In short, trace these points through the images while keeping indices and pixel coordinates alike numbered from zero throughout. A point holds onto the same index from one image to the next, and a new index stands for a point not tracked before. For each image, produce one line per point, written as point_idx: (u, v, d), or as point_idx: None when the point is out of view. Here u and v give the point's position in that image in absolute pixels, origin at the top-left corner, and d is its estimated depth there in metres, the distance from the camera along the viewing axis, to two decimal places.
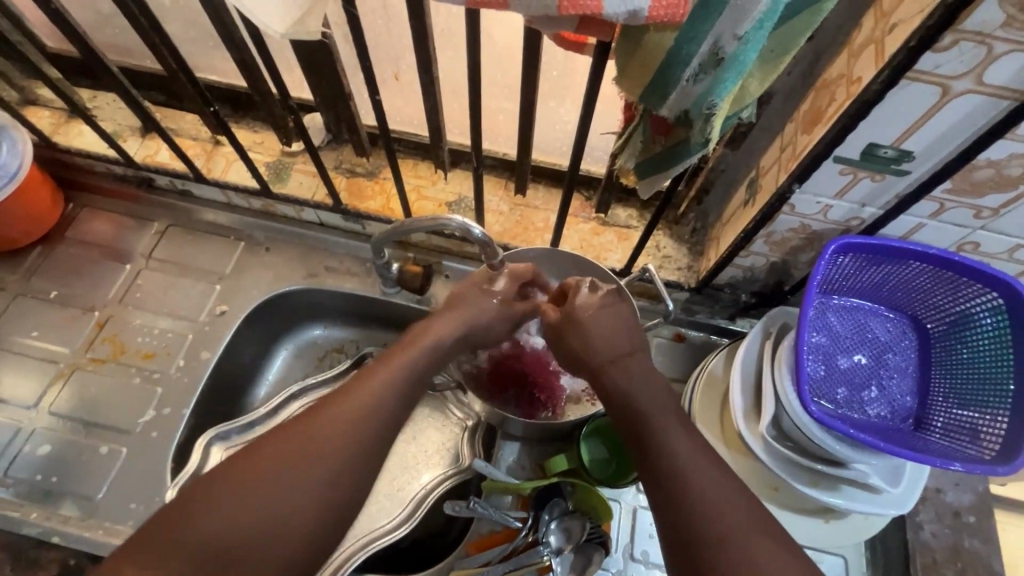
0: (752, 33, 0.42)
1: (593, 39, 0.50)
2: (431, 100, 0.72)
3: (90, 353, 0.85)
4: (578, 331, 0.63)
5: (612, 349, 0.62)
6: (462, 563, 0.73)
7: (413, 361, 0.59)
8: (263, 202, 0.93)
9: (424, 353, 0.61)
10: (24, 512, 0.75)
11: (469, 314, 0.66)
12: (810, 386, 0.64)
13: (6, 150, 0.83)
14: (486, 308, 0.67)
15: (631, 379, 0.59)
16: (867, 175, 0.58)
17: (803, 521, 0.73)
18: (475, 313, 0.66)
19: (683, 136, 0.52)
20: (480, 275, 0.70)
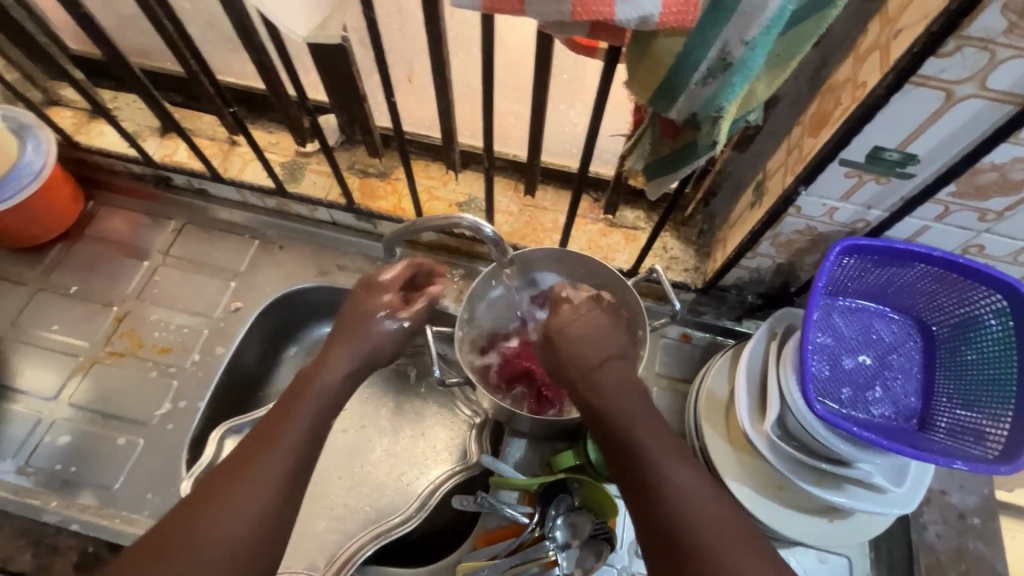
0: (759, 38, 0.43)
1: (603, 43, 0.51)
2: (444, 103, 0.74)
3: (108, 347, 0.87)
4: (565, 342, 0.64)
5: (589, 357, 0.62)
6: (469, 557, 0.74)
7: (332, 385, 0.63)
8: (277, 202, 0.95)
9: (328, 388, 0.63)
10: (44, 500, 0.77)
11: (370, 338, 0.67)
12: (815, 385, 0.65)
13: (31, 148, 0.85)
14: (387, 330, 0.68)
15: (608, 393, 0.60)
16: (872, 178, 0.59)
17: (808, 520, 0.73)
18: (376, 336, 0.67)
19: (691, 139, 0.53)
20: (362, 301, 0.69)
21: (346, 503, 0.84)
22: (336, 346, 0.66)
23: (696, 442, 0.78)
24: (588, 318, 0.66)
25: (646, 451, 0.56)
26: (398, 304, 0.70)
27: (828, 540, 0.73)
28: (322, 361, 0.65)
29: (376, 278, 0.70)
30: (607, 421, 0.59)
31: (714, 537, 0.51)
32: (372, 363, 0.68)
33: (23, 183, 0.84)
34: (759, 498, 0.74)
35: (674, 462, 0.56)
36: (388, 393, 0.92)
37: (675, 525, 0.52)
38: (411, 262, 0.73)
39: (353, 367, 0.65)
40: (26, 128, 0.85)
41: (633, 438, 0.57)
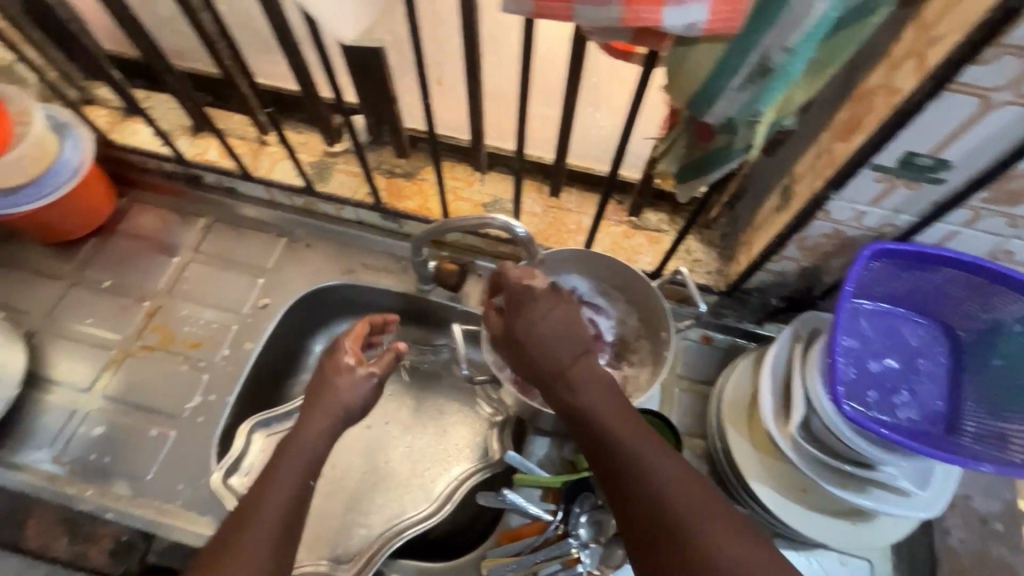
0: (801, 45, 0.44)
1: (640, 48, 0.52)
2: (474, 105, 0.75)
3: (140, 340, 0.89)
4: (535, 342, 0.60)
5: (561, 355, 0.59)
6: (494, 552, 0.75)
7: (324, 421, 0.65)
8: (304, 200, 0.96)
9: (325, 417, 0.66)
10: (79, 488, 0.79)
11: (342, 393, 0.68)
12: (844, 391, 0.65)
13: (70, 147, 0.87)
14: (359, 383, 0.69)
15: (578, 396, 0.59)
16: (903, 183, 0.60)
17: (832, 523, 0.74)
18: (348, 390, 0.68)
19: (725, 143, 0.54)
20: (325, 365, 0.70)
21: (369, 498, 0.85)
22: (308, 407, 0.67)
23: (719, 443, 0.79)
24: (555, 312, 0.61)
25: (622, 449, 0.56)
26: (361, 357, 0.72)
27: (852, 543, 0.73)
28: (299, 424, 0.65)
29: (337, 342, 0.73)
30: (582, 424, 0.59)
31: (701, 524, 0.52)
32: (349, 413, 0.68)
33: (63, 180, 0.85)
34: (783, 499, 0.74)
35: (651, 453, 0.56)
36: (410, 392, 0.93)
37: (663, 518, 0.53)
38: (365, 322, 0.77)
39: (330, 423, 0.66)
40: (65, 126, 0.87)
41: (608, 437, 0.57)
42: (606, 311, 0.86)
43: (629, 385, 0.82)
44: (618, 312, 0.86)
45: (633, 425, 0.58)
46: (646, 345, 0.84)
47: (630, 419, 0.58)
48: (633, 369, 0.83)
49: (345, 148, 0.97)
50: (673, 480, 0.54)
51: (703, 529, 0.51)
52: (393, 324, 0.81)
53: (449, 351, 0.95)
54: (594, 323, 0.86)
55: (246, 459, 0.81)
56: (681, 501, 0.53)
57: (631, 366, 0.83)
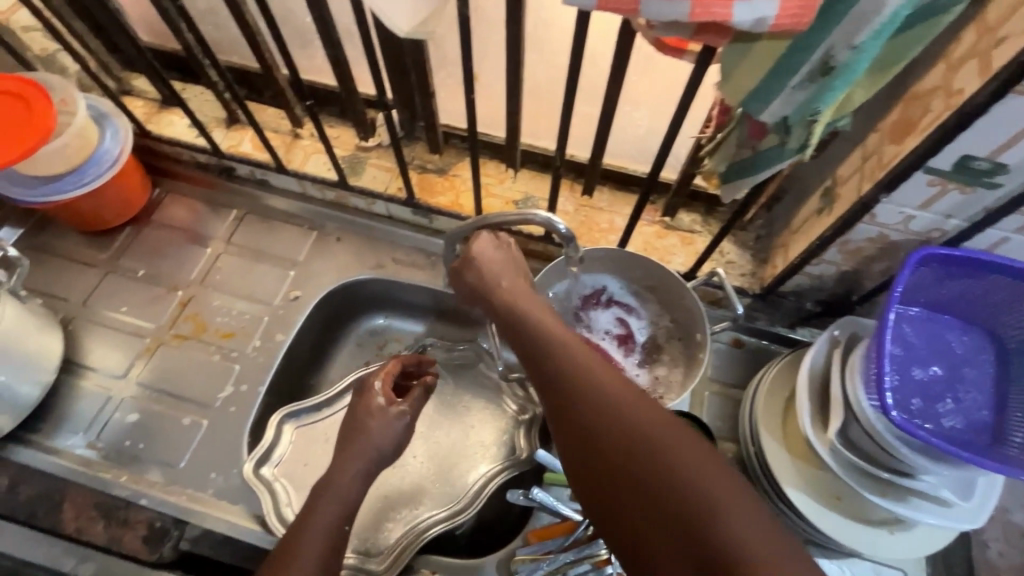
0: (867, 43, 0.43)
1: (694, 45, 0.52)
2: (515, 102, 0.75)
3: (173, 329, 0.90)
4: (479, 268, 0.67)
5: (509, 283, 0.66)
6: (525, 550, 0.75)
7: (358, 463, 0.67)
8: (336, 194, 0.97)
9: (360, 456, 0.67)
10: (114, 474, 0.80)
11: (374, 436, 0.69)
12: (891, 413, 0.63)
13: (110, 136, 0.88)
14: (390, 423, 0.70)
15: (569, 368, 0.53)
16: (956, 187, 0.58)
17: (868, 532, 0.73)
18: (380, 430, 0.69)
19: (777, 142, 0.54)
20: (357, 406, 0.72)
21: (397, 492, 0.85)
22: (343, 451, 0.68)
23: (752, 447, 0.78)
24: (495, 264, 0.68)
25: (619, 419, 0.48)
26: (393, 398, 0.73)
27: (889, 553, 0.72)
28: (334, 468, 0.66)
29: (367, 383, 0.74)
30: (571, 398, 0.51)
31: (717, 500, 0.42)
32: (382, 455, 0.69)
33: (102, 169, 0.86)
34: (818, 506, 0.73)
35: (653, 422, 0.47)
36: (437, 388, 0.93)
37: (669, 494, 0.43)
38: (396, 360, 0.77)
39: (365, 466, 0.67)
40: (104, 116, 0.88)
41: (600, 406, 0.49)
42: (638, 311, 0.85)
43: (661, 387, 0.81)
44: (649, 313, 0.85)
45: (629, 393, 0.50)
46: (678, 347, 0.83)
47: (629, 389, 0.50)
48: (665, 370, 0.83)
49: (378, 142, 0.96)
50: (683, 450, 0.45)
51: (717, 506, 0.42)
52: (427, 363, 0.81)
53: (474, 348, 0.94)
54: (625, 322, 0.85)
55: (276, 451, 0.82)
56: (691, 473, 0.43)
57: (664, 367, 0.83)
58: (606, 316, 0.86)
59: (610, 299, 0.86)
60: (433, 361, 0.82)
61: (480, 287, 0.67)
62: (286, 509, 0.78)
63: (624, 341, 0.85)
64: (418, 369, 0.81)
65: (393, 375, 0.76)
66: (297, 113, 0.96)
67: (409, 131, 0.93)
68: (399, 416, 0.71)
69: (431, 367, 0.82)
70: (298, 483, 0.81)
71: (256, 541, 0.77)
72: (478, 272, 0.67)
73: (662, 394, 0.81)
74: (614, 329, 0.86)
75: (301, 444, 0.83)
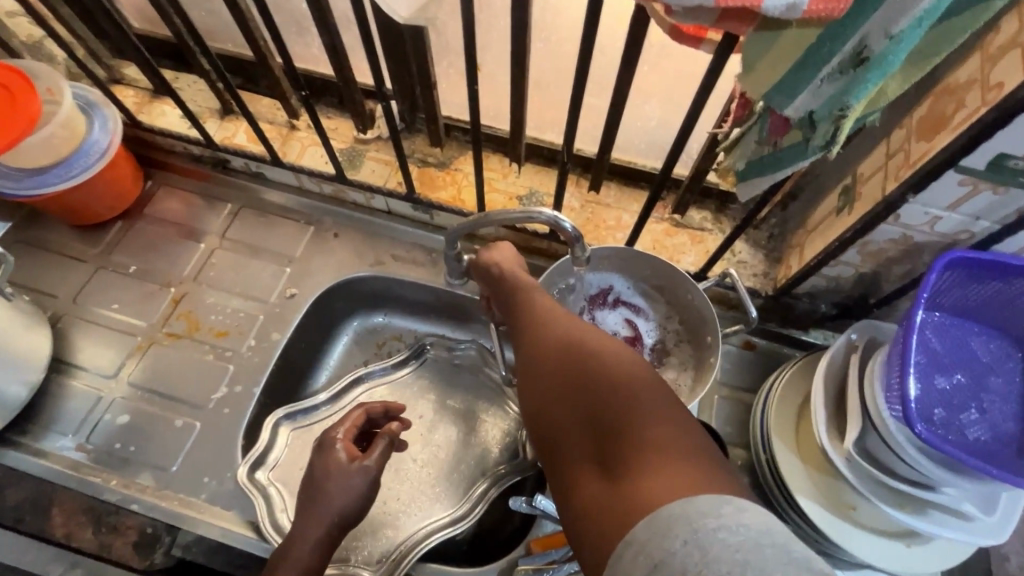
0: (907, 31, 0.40)
1: (714, 33, 0.48)
2: (520, 94, 0.72)
3: (166, 327, 0.87)
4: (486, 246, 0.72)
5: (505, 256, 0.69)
6: (526, 560, 0.72)
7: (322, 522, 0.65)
8: (334, 188, 0.94)
9: (325, 517, 0.65)
10: (104, 478, 0.78)
11: (335, 497, 0.67)
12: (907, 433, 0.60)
13: (98, 127, 0.84)
14: (351, 481, 0.68)
15: (542, 314, 0.59)
16: (988, 187, 0.55)
17: (883, 545, 0.70)
18: (341, 490, 0.67)
19: (802, 138, 0.50)
20: (317, 462, 0.70)
21: (396, 497, 0.83)
22: (309, 512, 0.66)
23: (763, 455, 0.75)
24: (503, 249, 0.70)
25: (572, 344, 0.54)
26: (355, 454, 0.70)
27: (905, 565, 0.70)
28: (292, 536, 0.65)
29: (328, 436, 0.72)
30: (538, 333, 0.57)
31: (647, 406, 0.47)
32: (345, 518, 0.67)
33: (90, 162, 0.83)
34: (832, 517, 0.71)
35: (597, 343, 0.53)
36: (437, 390, 0.90)
37: (605, 400, 0.48)
38: (360, 410, 0.76)
39: (325, 530, 0.65)
40: (92, 105, 0.85)
41: (561, 338, 0.55)
42: (646, 312, 0.82)
43: None
44: (658, 314, 0.82)
45: (591, 329, 0.55)
46: (687, 349, 0.80)
47: (591, 327, 0.56)
48: (674, 374, 0.79)
49: (377, 135, 0.93)
50: (622, 365, 0.50)
51: (645, 410, 0.47)
52: (395, 410, 0.78)
53: (475, 348, 0.91)
54: (633, 323, 0.82)
55: (272, 453, 0.80)
56: (630, 384, 0.48)
57: (673, 370, 0.80)
58: (612, 317, 0.83)
59: (618, 299, 0.83)
60: (401, 409, 0.79)
61: (488, 262, 0.69)
62: (281, 515, 0.76)
63: (631, 343, 0.82)
64: (385, 417, 0.78)
65: (357, 428, 0.75)
66: (293, 104, 0.92)
67: (410, 123, 0.90)
68: (357, 476, 0.68)
69: (398, 414, 0.79)
70: (293, 487, 0.79)
71: (250, 548, 0.74)
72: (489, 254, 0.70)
73: None
74: (622, 330, 0.82)
75: (297, 447, 0.82)
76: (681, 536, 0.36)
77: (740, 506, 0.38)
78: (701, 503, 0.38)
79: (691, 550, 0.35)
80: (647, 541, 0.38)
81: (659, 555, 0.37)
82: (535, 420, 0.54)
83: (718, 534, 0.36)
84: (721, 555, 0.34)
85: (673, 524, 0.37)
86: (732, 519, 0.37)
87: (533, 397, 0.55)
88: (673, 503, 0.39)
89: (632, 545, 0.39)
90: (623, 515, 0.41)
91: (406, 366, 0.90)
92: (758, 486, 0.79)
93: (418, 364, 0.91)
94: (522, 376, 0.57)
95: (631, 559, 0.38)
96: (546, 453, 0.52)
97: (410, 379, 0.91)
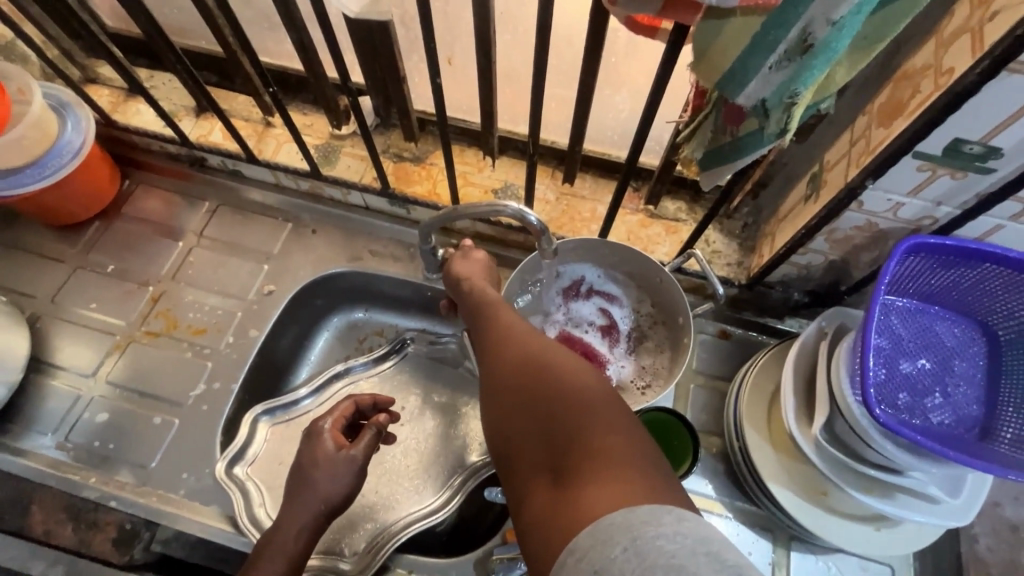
0: (848, 18, 0.40)
1: (667, 23, 0.49)
2: (488, 87, 0.72)
3: (144, 326, 0.88)
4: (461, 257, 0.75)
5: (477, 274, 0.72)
6: (502, 549, 0.73)
7: (308, 516, 0.66)
8: (310, 184, 0.94)
9: (309, 506, 0.67)
10: (83, 475, 0.78)
11: (322, 486, 0.67)
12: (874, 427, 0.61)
13: (71, 126, 0.84)
14: (338, 469, 0.68)
15: (507, 329, 0.61)
16: (946, 172, 0.55)
17: (855, 529, 0.71)
18: (327, 479, 0.68)
19: (757, 127, 0.51)
20: (305, 452, 0.70)
21: (375, 493, 0.83)
22: (290, 504, 0.67)
23: (736, 442, 0.76)
24: (475, 263, 0.74)
25: (532, 358, 0.56)
26: (343, 442, 0.71)
27: (876, 549, 0.70)
28: (282, 519, 0.66)
29: (316, 426, 0.72)
30: (500, 350, 0.59)
31: (599, 420, 0.48)
32: (332, 505, 0.68)
33: (63, 161, 0.83)
34: (803, 502, 0.72)
35: (556, 355, 0.55)
36: (416, 383, 0.91)
37: (559, 415, 0.50)
38: (349, 402, 0.76)
39: (313, 519, 0.66)
40: (65, 106, 0.85)
41: (521, 353, 0.57)
42: (620, 300, 0.83)
43: (648, 376, 0.79)
44: (632, 300, 0.82)
45: (550, 345, 0.57)
46: (662, 332, 0.81)
47: (551, 343, 0.58)
48: (651, 359, 0.80)
49: (352, 130, 0.93)
50: (578, 377, 0.52)
51: (595, 424, 0.48)
52: (383, 403, 0.79)
53: (457, 342, 0.91)
54: (608, 312, 0.83)
55: (250, 448, 0.82)
56: (585, 396, 0.50)
57: (649, 355, 0.80)
58: (587, 307, 0.83)
59: (591, 289, 0.83)
60: (390, 401, 0.79)
61: (455, 280, 0.72)
62: (259, 510, 0.77)
63: (608, 331, 0.83)
64: (374, 409, 0.78)
65: (346, 418, 0.75)
66: (267, 101, 0.92)
67: (385, 118, 0.90)
68: (343, 464, 0.69)
69: (386, 406, 0.79)
70: (271, 482, 0.80)
71: (228, 542, 0.75)
72: (460, 267, 0.73)
73: (649, 382, 0.79)
74: (597, 320, 0.83)
75: (275, 443, 0.83)
76: (621, 543, 0.38)
77: (681, 516, 0.39)
78: (643, 512, 0.40)
79: (630, 556, 0.37)
80: (589, 548, 0.39)
81: (600, 560, 0.38)
82: (496, 435, 0.56)
83: (656, 541, 0.37)
84: (657, 560, 0.36)
85: (613, 530, 0.39)
86: (672, 528, 0.38)
87: (495, 411, 0.56)
88: (615, 513, 0.40)
89: (574, 552, 0.40)
90: (567, 524, 0.42)
91: (387, 360, 0.91)
92: (733, 473, 0.80)
93: (399, 358, 0.92)
94: (486, 390, 0.59)
95: (573, 566, 0.39)
96: (504, 466, 0.54)
97: (391, 372, 0.91)
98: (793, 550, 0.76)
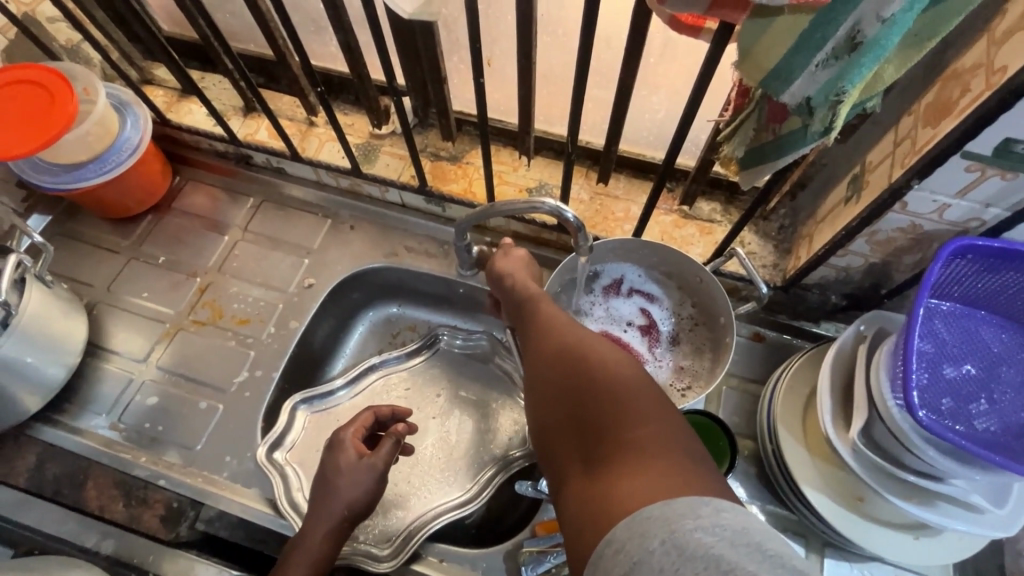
0: (899, 15, 0.40)
1: (710, 22, 0.50)
2: (527, 88, 0.73)
3: (192, 315, 0.92)
4: (504, 259, 0.75)
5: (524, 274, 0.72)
6: (532, 542, 0.74)
7: (332, 514, 0.69)
8: (351, 182, 0.96)
9: (338, 506, 0.69)
10: (134, 455, 0.83)
11: (345, 492, 0.70)
12: (920, 432, 0.59)
13: (130, 124, 0.89)
14: (360, 476, 0.71)
15: (549, 323, 0.63)
16: (996, 173, 0.54)
17: (892, 537, 0.70)
18: (348, 486, 0.70)
19: (800, 125, 0.51)
20: (327, 460, 0.73)
21: (406, 483, 0.85)
22: (319, 503, 0.70)
23: (769, 445, 0.75)
24: (515, 259, 0.74)
25: (574, 351, 0.57)
26: (364, 451, 0.73)
27: (915, 558, 0.69)
28: (305, 526, 0.69)
29: (335, 436, 0.74)
30: (542, 343, 0.61)
31: (638, 413, 0.49)
32: (355, 510, 0.71)
33: (122, 158, 0.88)
34: (838, 507, 0.71)
35: (601, 347, 0.56)
36: (448, 379, 0.92)
37: (599, 408, 0.51)
38: (369, 412, 0.77)
39: (337, 522, 0.69)
40: (125, 105, 0.90)
41: (564, 346, 0.58)
42: (660, 300, 0.83)
43: (687, 377, 0.79)
44: (672, 302, 0.83)
45: (593, 336, 0.59)
46: (702, 334, 0.81)
47: (593, 336, 0.59)
48: (690, 361, 0.80)
49: (392, 130, 0.96)
50: (620, 371, 0.53)
51: (634, 415, 0.49)
52: (402, 413, 0.79)
53: (489, 339, 0.93)
54: (648, 312, 0.83)
55: (289, 435, 0.85)
56: (625, 390, 0.51)
57: (688, 357, 0.81)
58: (627, 305, 0.84)
59: (631, 288, 0.84)
60: (409, 411, 0.80)
61: (500, 274, 0.73)
62: (297, 494, 0.80)
63: (647, 331, 0.83)
64: (392, 420, 0.79)
65: (365, 429, 0.76)
66: (311, 101, 0.96)
67: (424, 119, 0.93)
68: (365, 475, 0.71)
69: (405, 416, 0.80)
70: (309, 468, 0.84)
71: (269, 524, 0.78)
72: (500, 264, 0.74)
73: (688, 383, 0.79)
74: (637, 320, 0.83)
75: (311, 430, 0.87)
76: (659, 536, 0.38)
77: (718, 507, 0.40)
78: (680, 504, 0.40)
79: (668, 549, 0.37)
80: (627, 539, 0.40)
81: (638, 553, 0.38)
82: (537, 424, 0.58)
83: (694, 534, 0.37)
84: (697, 551, 0.36)
85: (650, 523, 0.39)
86: (708, 520, 0.38)
87: (539, 402, 0.58)
88: (651, 506, 0.41)
89: (612, 543, 0.41)
90: (603, 515, 0.44)
91: (418, 355, 0.93)
92: (765, 478, 0.79)
93: (431, 353, 0.94)
94: (530, 382, 0.60)
95: (611, 557, 0.40)
96: (547, 457, 0.56)
97: (422, 367, 0.93)
98: (827, 557, 0.75)
